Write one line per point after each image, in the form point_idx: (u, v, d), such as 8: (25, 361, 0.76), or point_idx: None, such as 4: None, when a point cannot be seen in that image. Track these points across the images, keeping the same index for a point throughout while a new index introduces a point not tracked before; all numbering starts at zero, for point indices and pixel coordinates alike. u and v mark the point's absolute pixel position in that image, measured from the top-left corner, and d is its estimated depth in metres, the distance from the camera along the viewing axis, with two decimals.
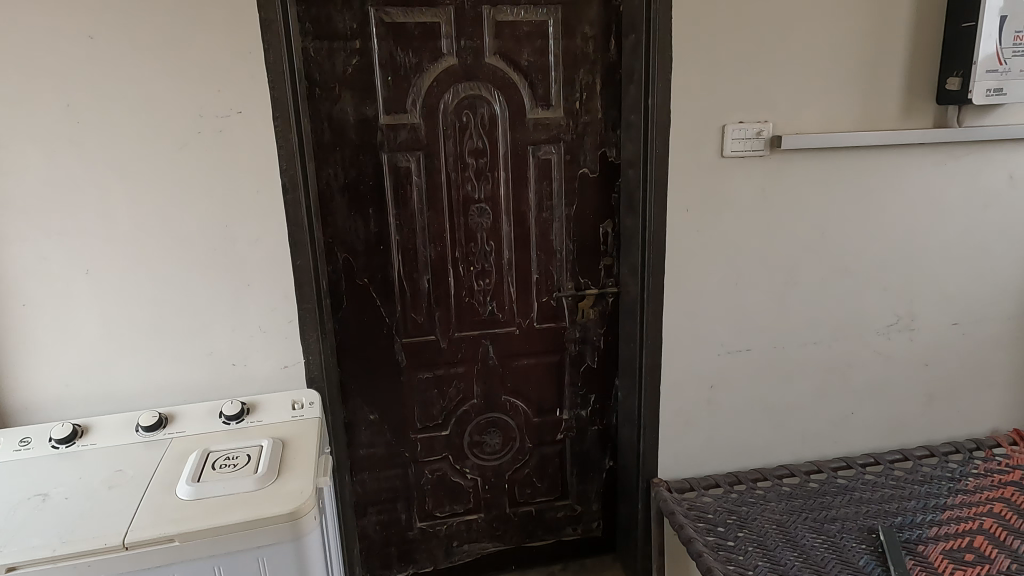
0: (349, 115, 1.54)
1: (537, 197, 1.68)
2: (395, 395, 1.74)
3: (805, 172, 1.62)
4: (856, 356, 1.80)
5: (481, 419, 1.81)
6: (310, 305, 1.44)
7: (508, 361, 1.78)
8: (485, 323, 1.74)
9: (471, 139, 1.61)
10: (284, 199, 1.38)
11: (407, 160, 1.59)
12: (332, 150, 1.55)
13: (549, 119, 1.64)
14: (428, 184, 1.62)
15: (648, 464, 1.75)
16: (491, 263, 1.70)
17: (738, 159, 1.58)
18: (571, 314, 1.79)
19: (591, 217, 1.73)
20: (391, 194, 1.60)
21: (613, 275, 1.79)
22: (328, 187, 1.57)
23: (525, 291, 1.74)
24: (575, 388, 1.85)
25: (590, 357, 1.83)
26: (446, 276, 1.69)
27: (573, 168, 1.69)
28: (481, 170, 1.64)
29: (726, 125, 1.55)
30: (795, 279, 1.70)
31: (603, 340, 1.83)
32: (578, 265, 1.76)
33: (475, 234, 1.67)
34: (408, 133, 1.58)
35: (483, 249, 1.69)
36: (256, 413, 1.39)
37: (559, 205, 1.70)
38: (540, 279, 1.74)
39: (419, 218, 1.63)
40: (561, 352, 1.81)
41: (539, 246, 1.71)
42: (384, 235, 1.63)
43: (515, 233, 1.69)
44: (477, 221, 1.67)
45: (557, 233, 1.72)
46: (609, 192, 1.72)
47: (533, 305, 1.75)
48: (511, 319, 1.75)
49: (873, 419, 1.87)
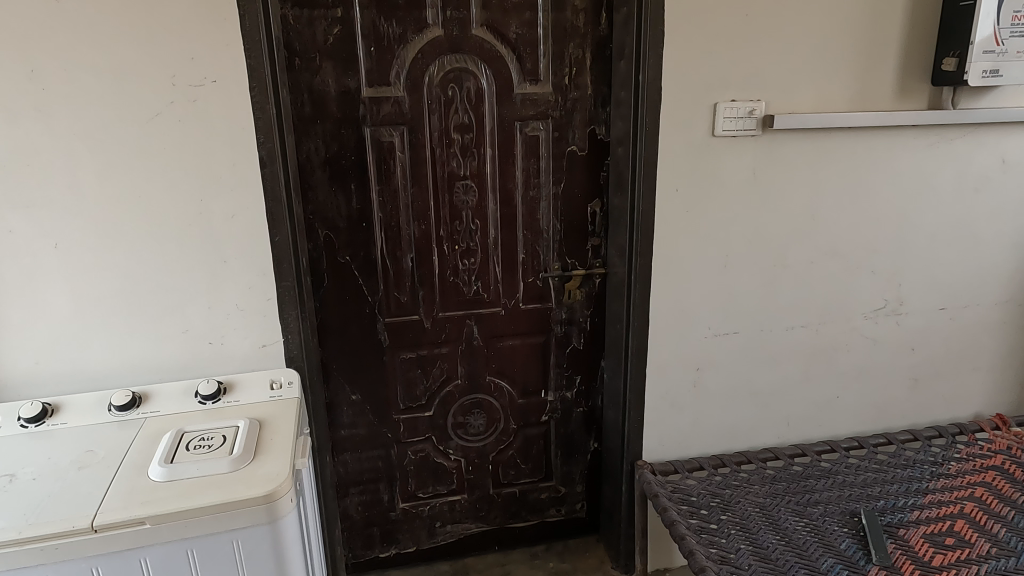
0: (330, 87, 1.49)
1: (524, 176, 1.64)
2: (377, 375, 1.71)
3: (796, 153, 1.59)
4: (843, 341, 1.79)
5: (465, 401, 1.79)
6: (289, 282, 1.40)
7: (492, 342, 1.76)
8: (469, 303, 1.71)
9: (457, 115, 1.57)
10: (261, 172, 1.33)
11: (391, 135, 1.55)
12: (312, 124, 1.50)
13: (537, 94, 1.60)
14: (413, 161, 1.58)
15: (633, 446, 1.74)
16: (477, 243, 1.67)
17: (729, 139, 1.55)
18: (558, 295, 1.76)
19: (579, 196, 1.70)
20: (374, 170, 1.56)
21: (600, 255, 1.76)
22: (308, 162, 1.52)
23: (511, 271, 1.71)
24: (561, 370, 1.83)
25: (575, 339, 1.81)
26: (430, 254, 1.65)
27: (561, 146, 1.65)
28: (468, 146, 1.60)
29: (717, 104, 1.51)
30: (784, 262, 1.68)
31: (590, 322, 1.80)
32: (565, 245, 1.73)
33: (460, 212, 1.64)
34: (392, 107, 1.53)
35: (469, 228, 1.65)
36: (232, 393, 1.37)
37: (547, 183, 1.66)
38: (526, 259, 1.71)
39: (403, 195, 1.59)
40: (547, 334, 1.79)
41: (525, 225, 1.68)
42: (367, 212, 1.59)
43: (502, 211, 1.66)
44: (463, 200, 1.63)
45: (544, 212, 1.68)
46: (598, 171, 1.69)
47: (518, 285, 1.72)
48: (496, 299, 1.72)
49: (858, 403, 1.86)
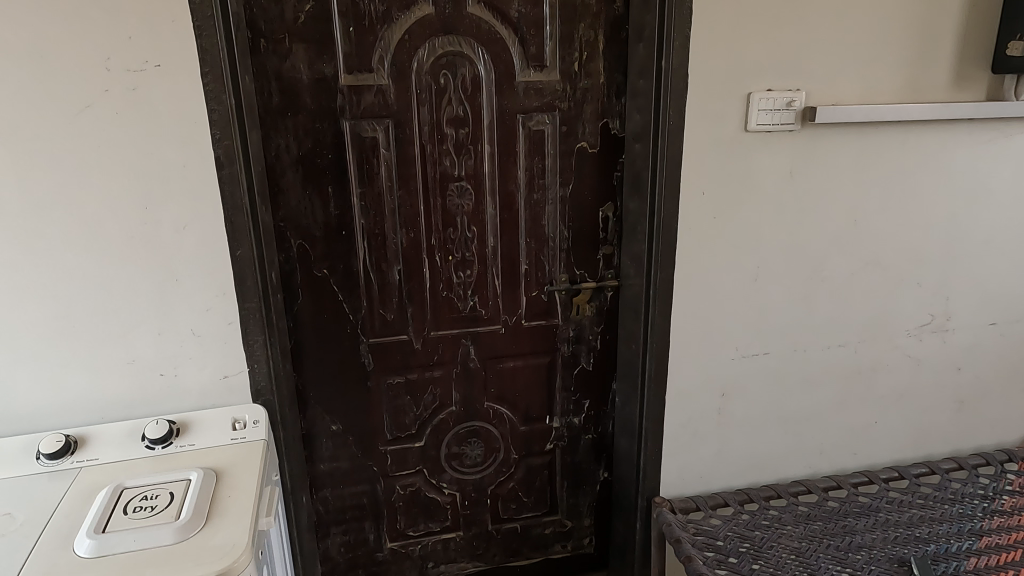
0: (302, 74, 1.27)
1: (527, 177, 1.44)
2: (360, 403, 1.51)
3: (838, 150, 1.39)
4: (883, 361, 1.60)
5: (461, 429, 1.59)
6: (252, 303, 1.20)
7: (491, 363, 1.56)
8: (465, 320, 1.51)
9: (450, 107, 1.36)
10: (217, 174, 1.12)
11: (374, 131, 1.34)
12: (282, 117, 1.29)
13: (542, 82, 1.39)
14: (400, 160, 1.37)
15: (649, 480, 1.54)
16: (473, 253, 1.47)
17: (764, 134, 1.35)
18: (565, 310, 1.56)
19: (589, 199, 1.49)
20: (354, 170, 1.35)
21: (613, 266, 1.56)
22: (278, 161, 1.31)
23: (512, 283, 1.51)
24: (568, 394, 1.63)
25: (584, 359, 1.61)
26: (420, 266, 1.45)
27: (569, 142, 1.44)
28: (463, 143, 1.39)
29: (751, 94, 1.31)
30: (821, 274, 1.48)
31: (600, 340, 1.61)
32: (574, 254, 1.53)
33: (454, 218, 1.43)
34: (375, 97, 1.32)
35: (464, 236, 1.45)
36: (186, 436, 1.16)
37: (553, 185, 1.46)
38: (529, 270, 1.51)
39: (389, 200, 1.39)
40: (553, 354, 1.59)
41: (528, 233, 1.48)
42: (347, 218, 1.38)
43: (502, 218, 1.45)
44: (457, 204, 1.43)
45: (549, 218, 1.48)
46: (611, 170, 1.48)
47: (520, 300, 1.52)
48: (494, 315, 1.52)
49: (898, 429, 1.67)
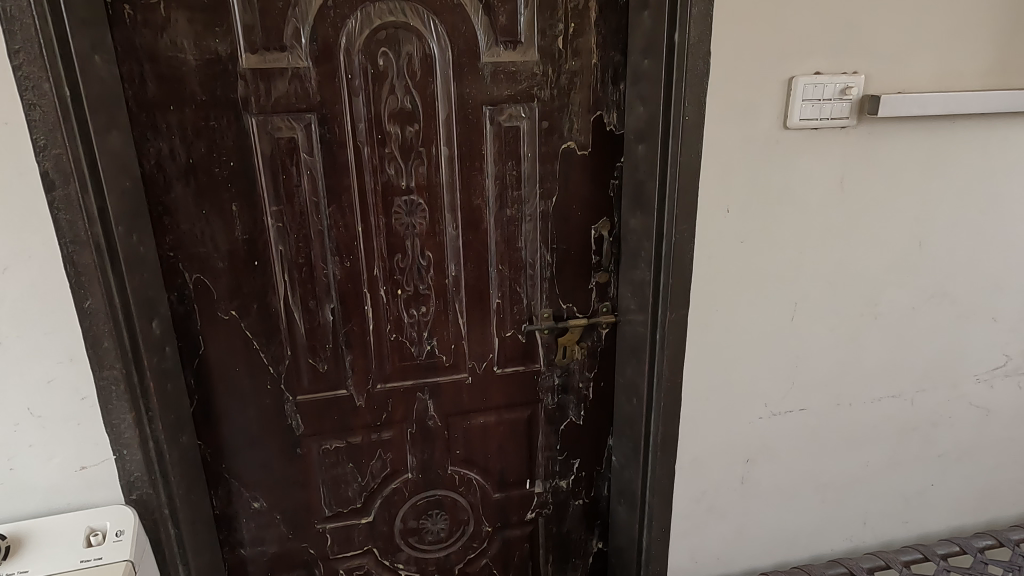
0: (187, 53, 0.94)
1: (497, 189, 1.11)
2: (290, 474, 1.20)
3: (903, 153, 1.07)
4: (944, 413, 1.28)
5: (420, 500, 1.28)
6: (114, 371, 0.87)
7: (455, 421, 1.24)
8: (421, 369, 1.19)
9: (392, 97, 1.03)
10: (47, 196, 0.79)
11: (292, 130, 1.01)
12: (163, 112, 0.95)
13: (515, 64, 1.06)
14: (327, 168, 1.04)
15: (654, 566, 1.24)
16: (429, 285, 1.14)
17: (808, 133, 1.02)
18: (549, 354, 1.24)
19: (578, 216, 1.17)
20: (266, 182, 1.02)
21: (609, 297, 1.23)
22: (160, 172, 0.98)
23: (480, 321, 1.19)
24: (552, 453, 1.32)
25: (573, 412, 1.30)
26: (360, 304, 1.12)
27: (552, 142, 1.11)
28: (411, 144, 1.06)
29: (795, 79, 0.98)
30: (873, 310, 1.16)
31: (593, 389, 1.29)
32: (559, 283, 1.20)
33: (401, 241, 1.11)
34: (290, 83, 0.98)
35: (416, 264, 1.13)
36: (16, 559, 0.84)
37: (532, 198, 1.13)
38: (502, 305, 1.19)
39: (316, 221, 1.06)
40: (534, 406, 1.27)
41: (500, 259, 1.16)
42: (260, 246, 1.05)
43: (465, 240, 1.13)
44: (406, 223, 1.10)
45: (526, 240, 1.16)
46: (606, 178, 1.16)
47: (491, 343, 1.21)
48: (458, 361, 1.20)
49: (958, 491, 1.36)
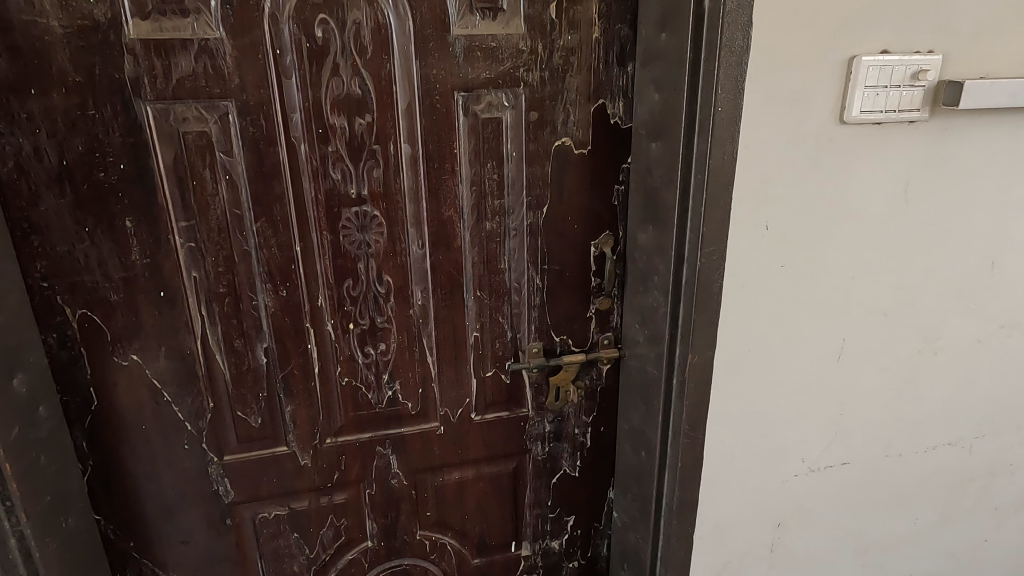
0: (51, 18, 0.70)
1: (473, 197, 0.88)
2: (218, 550, 0.97)
3: (980, 154, 0.85)
4: (1005, 461, 1.08)
5: (383, 571, 1.06)
6: None
7: (424, 478, 1.02)
8: (381, 419, 0.96)
9: (335, 80, 0.79)
10: None
11: (202, 123, 0.77)
12: (22, 98, 0.71)
13: (495, 37, 0.82)
14: (252, 172, 0.80)
15: None
16: (389, 318, 0.91)
17: (869, 129, 0.80)
18: (538, 396, 1.02)
19: (574, 229, 0.94)
20: (171, 191, 0.79)
21: (612, 327, 1.01)
22: (23, 178, 0.74)
23: (454, 360, 0.96)
24: (542, 510, 1.10)
25: (567, 462, 1.08)
26: (302, 343, 0.89)
27: (542, 139, 0.88)
28: (363, 141, 0.82)
29: (857, 59, 0.76)
30: (933, 345, 0.95)
31: (591, 435, 1.07)
32: (551, 312, 0.98)
33: (352, 264, 0.87)
34: (197, 61, 0.75)
35: (371, 292, 0.89)
36: None
37: (517, 208, 0.90)
38: (480, 339, 0.96)
39: (240, 241, 0.83)
40: (520, 458, 1.05)
41: (478, 283, 0.93)
42: (166, 273, 0.81)
43: (434, 262, 0.90)
44: (358, 241, 0.86)
45: (509, 260, 0.93)
46: (609, 184, 0.93)
47: (467, 385, 0.98)
48: (427, 408, 0.98)
49: (1014, 547, 1.17)
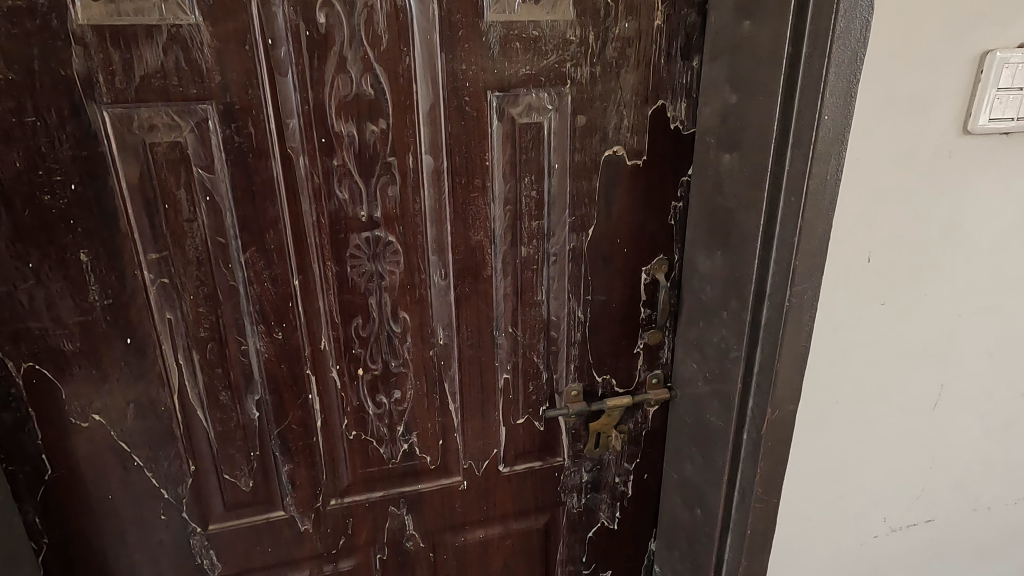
0: None
1: (506, 217, 0.74)
2: None
3: None
4: None
5: None
6: None
7: (443, 539, 0.88)
8: (395, 475, 0.82)
9: (342, 77, 0.63)
10: None
11: (175, 132, 0.61)
12: None
13: (538, 25, 0.67)
14: (239, 191, 0.65)
15: None
16: (406, 361, 0.77)
17: (994, 140, 0.66)
18: (576, 443, 0.88)
19: (623, 254, 0.80)
20: (137, 217, 0.63)
21: (661, 364, 0.87)
22: None
23: (480, 406, 0.82)
24: (575, 567, 0.97)
25: (605, 514, 0.94)
26: (303, 393, 0.75)
27: (590, 148, 0.73)
28: (375, 152, 0.67)
29: (990, 55, 0.61)
30: None
31: (633, 484, 0.94)
32: (593, 349, 0.83)
33: (363, 299, 0.72)
34: (167, 54, 0.59)
35: (385, 332, 0.75)
36: None
37: (558, 229, 0.76)
38: (511, 382, 0.82)
39: (225, 275, 0.67)
40: (553, 511, 0.92)
41: (510, 319, 0.78)
42: (133, 315, 0.66)
43: (459, 295, 0.76)
44: (369, 272, 0.71)
45: (547, 290, 0.78)
46: (665, 200, 0.79)
47: (496, 433, 0.84)
48: (448, 461, 0.84)
49: None
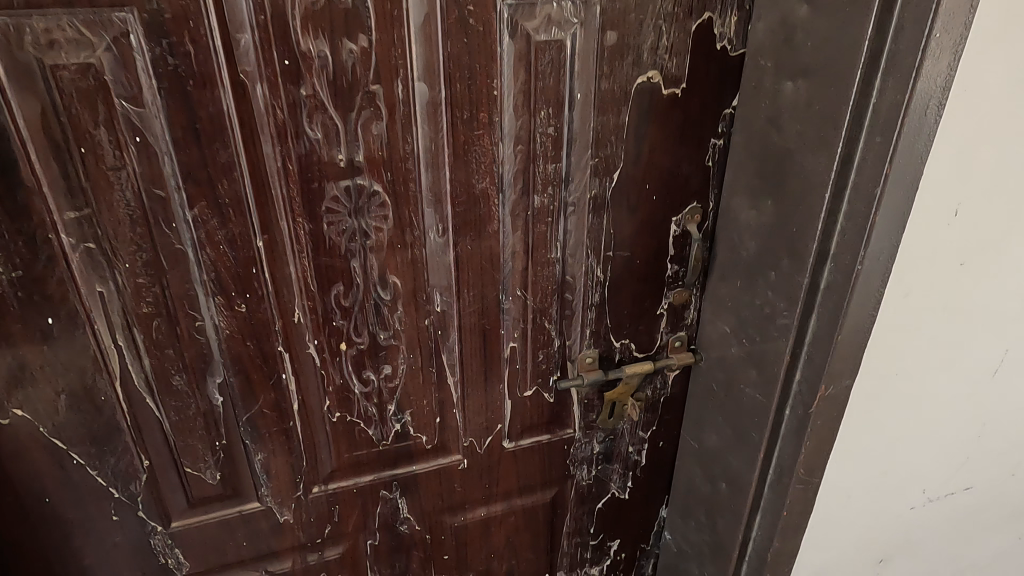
0: None
1: (517, 160, 0.60)
2: None
3: None
4: None
5: None
6: None
7: (441, 520, 0.79)
8: (386, 457, 0.72)
9: None
10: None
11: (85, 50, 0.46)
12: None
13: None
14: (179, 130, 0.50)
15: None
16: (397, 333, 0.65)
17: None
18: (588, 413, 0.79)
19: (651, 202, 0.67)
20: (44, 164, 0.48)
21: (686, 325, 0.77)
22: None
23: (483, 378, 0.71)
24: (582, 538, 0.90)
25: (616, 484, 0.87)
26: (275, 372, 0.63)
27: (620, 73, 0.59)
28: (354, 78, 0.52)
29: None
30: None
31: (647, 452, 0.86)
32: (612, 311, 0.72)
33: (343, 262, 0.60)
34: None
35: (372, 300, 0.62)
36: None
37: (578, 174, 0.63)
38: (518, 351, 0.71)
39: (168, 237, 0.54)
40: (560, 484, 0.83)
41: (518, 280, 0.67)
42: (53, 289, 0.53)
43: (459, 254, 0.63)
44: (350, 230, 0.58)
45: (562, 246, 0.66)
46: (704, 137, 0.66)
47: (500, 407, 0.74)
48: (446, 439, 0.74)
49: None
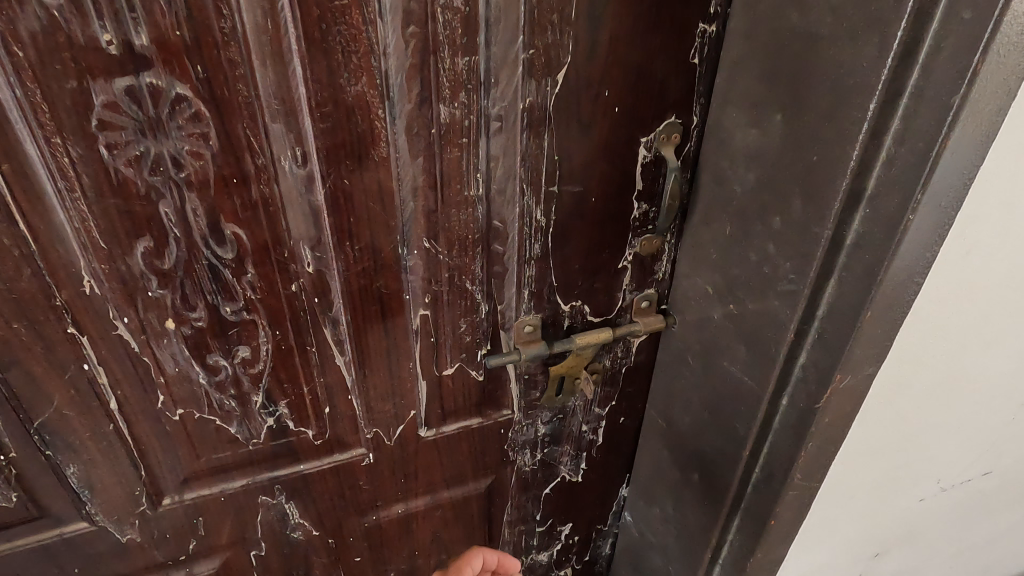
0: None
1: (408, 51, 0.40)
2: None
3: None
4: None
5: None
6: None
7: (346, 522, 0.63)
8: (261, 457, 0.55)
9: None
10: None
11: None
12: None
13: None
14: None
15: None
16: (251, 304, 0.46)
17: None
18: (529, 392, 0.62)
19: (612, 117, 0.48)
20: None
21: (657, 280, 0.59)
22: None
23: (386, 357, 0.53)
24: (527, 525, 0.75)
25: (566, 466, 0.72)
26: (73, 363, 0.44)
27: None
28: None
29: None
30: None
31: (605, 430, 0.70)
32: (558, 267, 0.54)
33: (149, 207, 0.40)
34: None
35: (205, 260, 0.43)
36: None
37: (503, 73, 0.43)
38: (432, 321, 0.53)
39: None
40: (497, 472, 0.68)
41: (423, 228, 0.48)
42: None
43: (331, 193, 0.43)
44: (149, 158, 0.38)
45: (485, 180, 0.47)
46: (689, 19, 0.45)
47: (413, 391, 0.56)
48: (343, 431, 0.56)
49: None
